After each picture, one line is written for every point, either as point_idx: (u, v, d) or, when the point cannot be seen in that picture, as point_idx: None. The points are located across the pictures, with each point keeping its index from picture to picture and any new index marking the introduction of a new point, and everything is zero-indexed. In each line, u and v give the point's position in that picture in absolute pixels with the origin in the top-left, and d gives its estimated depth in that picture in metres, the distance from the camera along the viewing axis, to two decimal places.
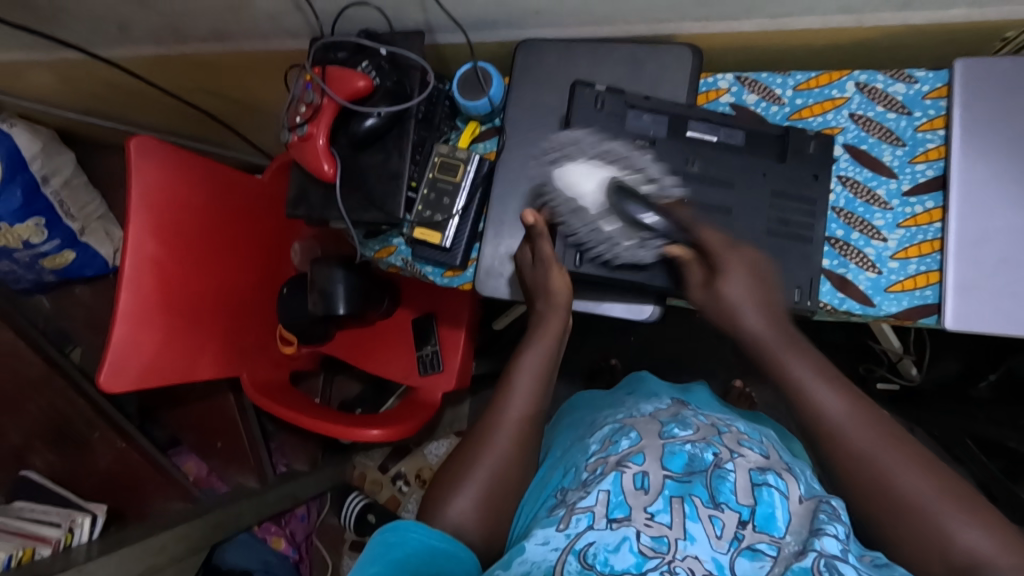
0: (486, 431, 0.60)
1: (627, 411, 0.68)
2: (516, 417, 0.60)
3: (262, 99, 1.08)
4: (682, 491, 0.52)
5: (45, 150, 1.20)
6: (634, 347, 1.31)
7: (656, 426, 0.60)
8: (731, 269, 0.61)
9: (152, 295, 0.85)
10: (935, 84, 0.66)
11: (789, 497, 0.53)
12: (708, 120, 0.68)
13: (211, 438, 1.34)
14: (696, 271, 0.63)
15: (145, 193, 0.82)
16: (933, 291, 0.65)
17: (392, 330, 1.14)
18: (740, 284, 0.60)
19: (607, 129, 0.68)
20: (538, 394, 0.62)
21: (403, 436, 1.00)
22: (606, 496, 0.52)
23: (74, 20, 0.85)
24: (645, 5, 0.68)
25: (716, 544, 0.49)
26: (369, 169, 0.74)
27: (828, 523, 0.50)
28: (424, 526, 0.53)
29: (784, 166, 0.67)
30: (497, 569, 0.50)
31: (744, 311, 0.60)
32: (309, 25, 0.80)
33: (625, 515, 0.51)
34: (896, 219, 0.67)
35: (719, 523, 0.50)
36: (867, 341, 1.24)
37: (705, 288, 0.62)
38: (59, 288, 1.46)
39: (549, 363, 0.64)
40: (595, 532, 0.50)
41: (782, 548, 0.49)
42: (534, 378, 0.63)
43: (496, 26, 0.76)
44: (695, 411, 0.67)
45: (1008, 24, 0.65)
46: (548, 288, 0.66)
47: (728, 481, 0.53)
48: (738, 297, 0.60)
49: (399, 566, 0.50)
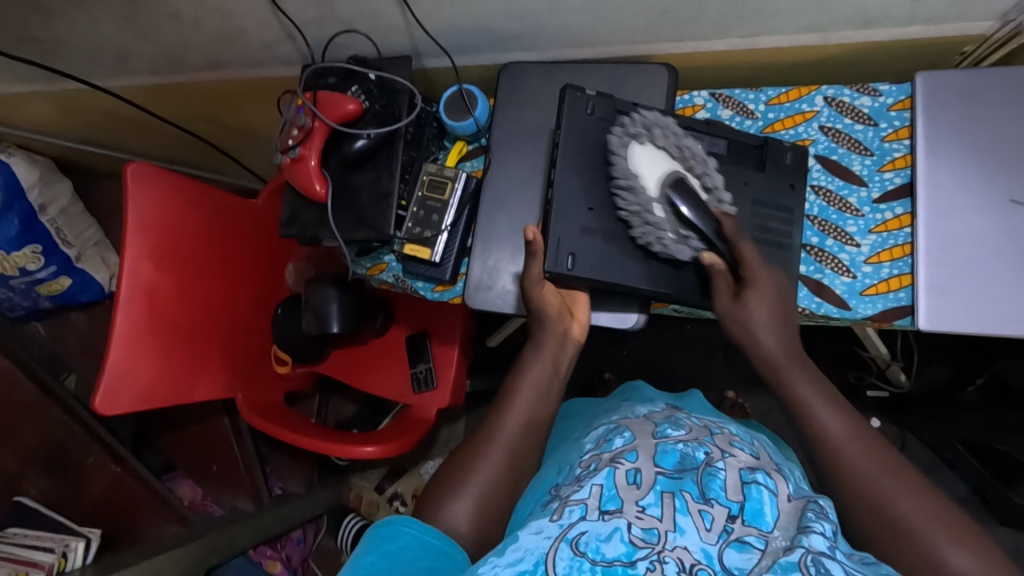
0: (484, 441, 0.62)
1: (621, 414, 0.70)
2: (514, 427, 0.62)
3: (256, 125, 1.11)
4: (673, 486, 0.52)
5: (44, 179, 1.22)
6: (627, 360, 1.33)
7: (650, 427, 0.62)
8: (761, 285, 0.65)
9: (147, 317, 0.86)
10: (899, 96, 0.70)
11: (778, 495, 0.54)
12: (691, 128, 0.70)
13: (206, 461, 1.34)
14: (724, 282, 0.66)
15: (140, 218, 0.84)
16: (906, 293, 0.67)
17: (386, 348, 1.15)
18: (762, 300, 0.65)
19: (596, 135, 0.70)
20: (535, 402, 0.65)
21: (398, 453, 1.00)
22: (599, 489, 0.53)
23: (73, 52, 0.88)
24: (622, 28, 0.71)
25: (705, 536, 0.49)
26: (360, 189, 0.77)
27: (815, 521, 0.50)
28: (417, 521, 0.54)
29: (763, 175, 0.70)
30: (491, 556, 0.50)
31: (762, 329, 0.64)
32: (301, 54, 0.84)
33: (616, 508, 0.51)
34: (868, 225, 0.69)
35: (709, 517, 0.50)
36: (854, 348, 1.21)
37: (733, 300, 0.65)
38: (55, 315, 1.47)
39: (546, 375, 0.66)
40: (587, 522, 0.50)
41: (770, 542, 0.49)
42: (531, 390, 0.65)
43: (480, 50, 0.79)
44: (688, 414, 0.68)
45: (964, 39, 0.69)
46: (538, 308, 0.70)
47: (718, 479, 0.53)
48: (761, 316, 0.64)
49: (394, 558, 0.50)
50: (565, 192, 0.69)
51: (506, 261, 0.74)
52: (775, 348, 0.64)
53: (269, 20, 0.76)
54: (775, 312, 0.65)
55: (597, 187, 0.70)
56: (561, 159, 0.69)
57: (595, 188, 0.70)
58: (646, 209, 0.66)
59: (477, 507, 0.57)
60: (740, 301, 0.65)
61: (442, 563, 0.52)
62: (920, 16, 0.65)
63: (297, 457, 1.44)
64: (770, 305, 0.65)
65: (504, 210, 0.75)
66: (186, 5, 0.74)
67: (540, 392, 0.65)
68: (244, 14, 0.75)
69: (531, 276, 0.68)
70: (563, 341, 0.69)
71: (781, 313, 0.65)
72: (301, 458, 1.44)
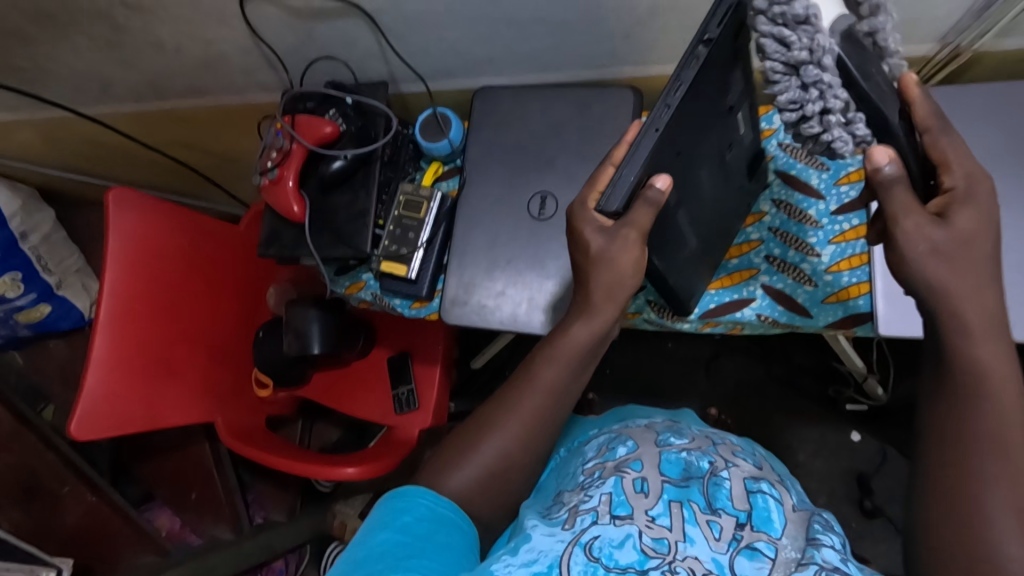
0: (485, 434, 0.58)
1: (624, 423, 0.72)
2: (525, 421, 0.58)
3: (239, 150, 1.13)
4: (681, 496, 0.53)
5: (26, 207, 1.22)
6: (611, 379, 1.34)
7: (652, 435, 0.63)
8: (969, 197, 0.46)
9: (129, 343, 0.87)
10: None
11: (783, 505, 0.55)
12: (746, 114, 0.66)
13: (186, 490, 1.32)
14: (903, 194, 0.46)
15: (121, 244, 0.85)
16: (865, 300, 0.69)
17: (369, 370, 1.15)
18: (973, 221, 0.45)
19: (722, 65, 0.55)
20: (561, 382, 0.58)
21: (378, 474, 0.99)
22: (608, 496, 0.53)
23: (58, 80, 0.90)
24: (588, 51, 0.76)
25: (715, 545, 0.49)
26: (338, 208, 0.79)
27: (824, 535, 0.53)
28: (432, 494, 0.56)
29: (750, 184, 0.72)
30: (504, 555, 0.51)
31: (960, 264, 0.45)
32: (282, 81, 0.87)
33: (627, 514, 0.52)
34: (827, 236, 0.72)
35: (717, 527, 0.51)
36: (832, 361, 1.25)
37: (929, 221, 0.46)
38: (33, 344, 1.45)
39: (562, 385, 0.58)
40: (598, 527, 0.50)
41: (780, 550, 0.50)
42: (541, 400, 0.58)
43: (454, 75, 0.83)
44: (689, 426, 0.71)
45: (908, 60, 0.75)
46: (621, 277, 0.55)
47: (724, 488, 0.54)
48: (964, 239, 0.45)
49: (408, 531, 0.52)
50: (674, 133, 0.54)
51: (480, 276, 0.75)
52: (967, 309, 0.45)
53: (249, 47, 0.79)
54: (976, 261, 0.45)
55: (693, 141, 0.58)
56: (695, 77, 0.52)
57: (693, 136, 0.57)
58: (812, 64, 0.44)
59: (462, 503, 0.56)
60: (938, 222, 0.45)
61: (456, 538, 0.53)
62: None
63: (279, 484, 1.42)
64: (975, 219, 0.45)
65: (478, 227, 0.77)
66: (169, 33, 0.77)
67: (566, 372, 0.58)
68: (225, 42, 0.78)
69: (626, 217, 0.53)
70: (599, 336, 0.58)
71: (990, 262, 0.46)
72: (284, 485, 1.42)
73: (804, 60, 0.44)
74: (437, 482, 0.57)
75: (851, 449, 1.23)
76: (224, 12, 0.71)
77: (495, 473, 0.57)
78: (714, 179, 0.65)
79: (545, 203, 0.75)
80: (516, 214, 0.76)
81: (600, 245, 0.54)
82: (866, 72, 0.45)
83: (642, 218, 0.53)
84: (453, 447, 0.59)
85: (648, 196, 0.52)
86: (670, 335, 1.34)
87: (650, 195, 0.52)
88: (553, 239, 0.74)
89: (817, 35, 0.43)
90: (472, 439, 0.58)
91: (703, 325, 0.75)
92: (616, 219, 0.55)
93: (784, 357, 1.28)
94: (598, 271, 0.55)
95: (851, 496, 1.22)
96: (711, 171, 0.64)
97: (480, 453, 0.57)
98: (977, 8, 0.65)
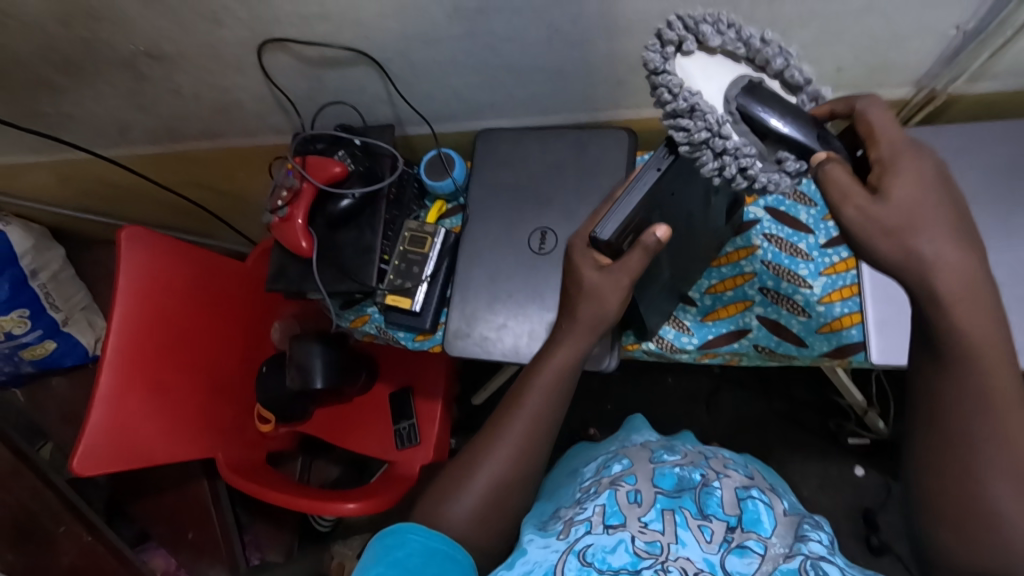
0: (475, 458, 0.59)
1: (619, 443, 0.75)
2: (516, 440, 0.59)
3: (248, 190, 1.17)
4: (672, 505, 0.56)
5: (37, 246, 1.25)
6: (611, 414, 1.34)
7: (647, 453, 0.66)
8: (906, 163, 0.43)
9: (134, 378, 0.88)
10: None
11: (773, 508, 0.57)
12: None
13: (182, 530, 1.30)
14: (843, 173, 0.44)
15: (131, 281, 0.87)
16: (858, 330, 0.71)
17: (370, 405, 1.16)
18: (922, 183, 0.43)
19: None
20: (545, 410, 0.60)
21: (379, 510, 0.98)
22: (602, 507, 0.57)
23: (79, 125, 0.94)
24: (584, 96, 0.80)
25: (706, 547, 0.52)
26: (344, 244, 0.81)
27: (812, 531, 0.54)
28: (424, 529, 0.55)
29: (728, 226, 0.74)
30: (502, 570, 0.54)
31: (927, 230, 0.42)
32: (293, 124, 0.91)
33: (620, 522, 0.55)
34: (818, 268, 0.74)
35: (709, 530, 0.54)
36: (832, 395, 1.26)
37: (869, 201, 0.43)
38: (36, 381, 1.46)
39: (551, 409, 0.60)
40: (592, 535, 0.54)
41: (769, 547, 0.52)
42: (529, 422, 0.59)
43: (457, 118, 0.87)
44: (682, 443, 0.73)
45: (888, 102, 0.80)
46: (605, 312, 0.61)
47: (715, 496, 0.57)
48: (916, 203, 0.42)
49: (403, 565, 0.52)
50: (673, 178, 0.57)
51: (482, 309, 0.77)
52: (949, 287, 0.41)
53: (263, 93, 0.83)
54: (945, 224, 0.42)
55: (688, 181, 0.61)
56: None
57: (691, 176, 0.59)
58: (717, 137, 0.47)
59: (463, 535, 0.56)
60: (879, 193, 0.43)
61: (450, 568, 0.53)
62: (845, 83, 0.76)
63: (276, 523, 1.40)
64: (924, 180, 0.43)
65: (480, 263, 0.79)
66: (188, 81, 0.81)
67: (552, 397, 0.60)
68: (240, 89, 0.83)
69: (619, 262, 0.59)
70: (581, 358, 0.62)
71: (961, 232, 0.42)
72: (281, 524, 1.40)
73: (710, 138, 0.47)
74: (437, 512, 0.58)
75: (854, 484, 1.23)
76: (243, 62, 0.76)
77: (495, 501, 0.58)
78: (700, 217, 0.67)
79: (544, 238, 0.78)
80: (516, 249, 0.79)
81: (595, 280, 0.60)
82: (783, 111, 0.46)
83: (633, 264, 0.58)
84: (449, 479, 0.60)
85: (645, 242, 0.57)
86: (671, 369, 1.35)
87: (648, 243, 0.56)
88: (553, 273, 0.76)
89: (710, 115, 0.46)
90: (467, 468, 0.59)
91: (702, 355, 0.77)
92: (615, 261, 0.60)
93: (784, 390, 1.29)
94: (585, 303, 0.61)
95: (857, 532, 1.21)
96: (699, 209, 0.66)
97: (475, 481, 0.58)
98: (946, 56, 0.70)
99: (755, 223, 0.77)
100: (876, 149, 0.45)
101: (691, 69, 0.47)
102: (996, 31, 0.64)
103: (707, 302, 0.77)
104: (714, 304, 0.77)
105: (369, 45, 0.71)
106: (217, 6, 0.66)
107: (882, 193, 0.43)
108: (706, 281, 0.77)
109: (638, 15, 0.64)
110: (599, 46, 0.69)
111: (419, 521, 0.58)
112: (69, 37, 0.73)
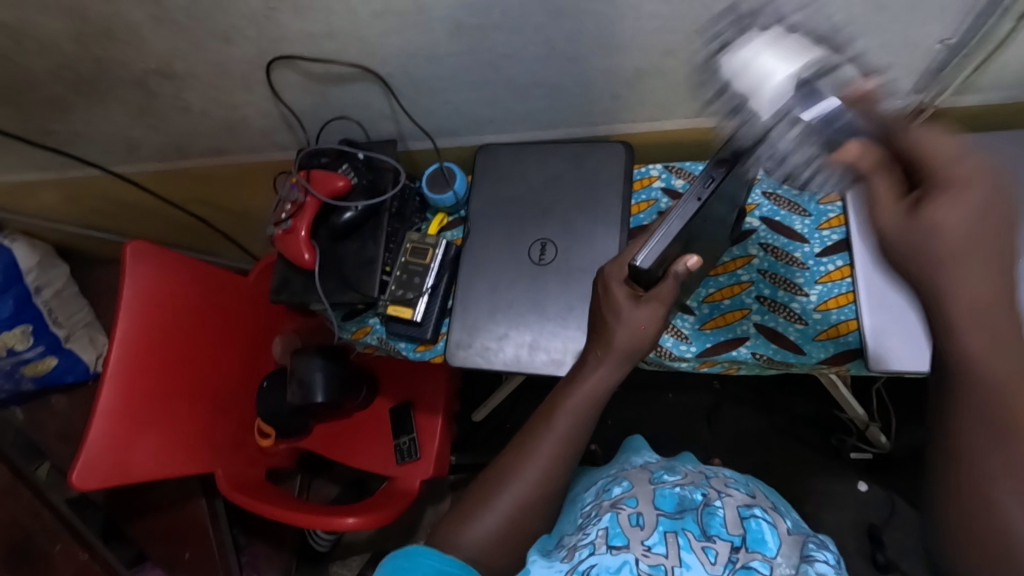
0: (496, 478, 0.60)
1: (620, 465, 0.75)
2: (542, 456, 0.59)
3: (253, 206, 1.19)
4: (675, 525, 0.57)
5: (41, 263, 1.26)
6: (613, 430, 1.33)
7: (647, 474, 0.67)
8: (963, 192, 0.38)
9: (136, 392, 0.88)
10: None
11: (777, 527, 0.58)
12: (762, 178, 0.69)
13: (179, 550, 1.28)
14: (885, 185, 0.41)
15: (136, 295, 0.89)
16: (855, 336, 0.72)
17: (369, 420, 1.16)
18: (970, 219, 0.38)
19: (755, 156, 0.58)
20: (575, 433, 0.60)
21: (380, 525, 0.97)
22: (604, 530, 0.57)
23: (89, 142, 0.96)
24: (581, 111, 0.83)
25: (710, 568, 0.53)
26: (347, 256, 0.83)
27: (818, 551, 0.55)
28: (437, 552, 0.55)
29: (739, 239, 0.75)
30: None
31: (965, 265, 0.38)
32: (298, 140, 0.94)
33: (623, 543, 0.55)
34: (814, 276, 0.76)
35: (713, 552, 0.54)
36: (833, 410, 1.25)
37: (897, 210, 0.40)
38: (36, 400, 1.46)
39: (571, 429, 0.60)
40: (596, 556, 0.54)
41: (774, 566, 0.53)
42: (559, 443, 0.60)
43: (457, 134, 0.90)
44: (683, 464, 0.73)
45: None
46: (611, 339, 0.63)
47: (718, 516, 0.57)
48: (958, 241, 0.38)
49: None
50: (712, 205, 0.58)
51: (482, 319, 0.78)
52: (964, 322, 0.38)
53: (269, 109, 0.85)
54: (984, 260, 0.38)
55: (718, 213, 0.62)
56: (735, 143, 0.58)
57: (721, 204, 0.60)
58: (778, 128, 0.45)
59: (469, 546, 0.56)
60: (916, 215, 0.39)
61: None
62: None
63: (276, 543, 1.37)
64: (975, 218, 0.38)
65: (481, 274, 0.80)
66: (197, 98, 0.83)
67: (584, 417, 0.61)
68: (247, 106, 0.85)
69: (652, 291, 0.62)
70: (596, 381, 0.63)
71: (996, 259, 0.38)
72: (281, 545, 1.38)
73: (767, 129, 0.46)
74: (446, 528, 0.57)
75: (858, 499, 1.22)
76: (250, 79, 0.78)
77: (505, 513, 0.58)
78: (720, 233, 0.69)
79: (545, 249, 0.79)
80: (517, 259, 0.80)
81: (626, 309, 0.63)
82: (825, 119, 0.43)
83: (665, 291, 0.62)
84: (470, 499, 0.60)
85: (677, 274, 0.60)
86: (671, 386, 1.34)
87: (681, 274, 0.60)
88: (555, 283, 0.78)
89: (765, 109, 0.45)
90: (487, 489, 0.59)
91: (701, 363, 0.77)
92: (648, 290, 0.63)
93: (785, 406, 1.28)
94: (621, 332, 0.63)
95: (863, 549, 1.19)
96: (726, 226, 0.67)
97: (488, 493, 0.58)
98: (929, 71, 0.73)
99: (752, 232, 0.79)
100: (934, 167, 0.39)
101: (750, 53, 0.45)
102: (979, 45, 0.66)
103: (704, 311, 0.78)
104: (711, 312, 0.78)
105: (371, 60, 0.73)
106: (229, 25, 0.68)
107: (915, 214, 0.39)
108: (704, 290, 0.79)
109: (633, 32, 0.66)
110: (595, 61, 0.72)
111: (432, 546, 0.58)
112: (83, 56, 0.75)
